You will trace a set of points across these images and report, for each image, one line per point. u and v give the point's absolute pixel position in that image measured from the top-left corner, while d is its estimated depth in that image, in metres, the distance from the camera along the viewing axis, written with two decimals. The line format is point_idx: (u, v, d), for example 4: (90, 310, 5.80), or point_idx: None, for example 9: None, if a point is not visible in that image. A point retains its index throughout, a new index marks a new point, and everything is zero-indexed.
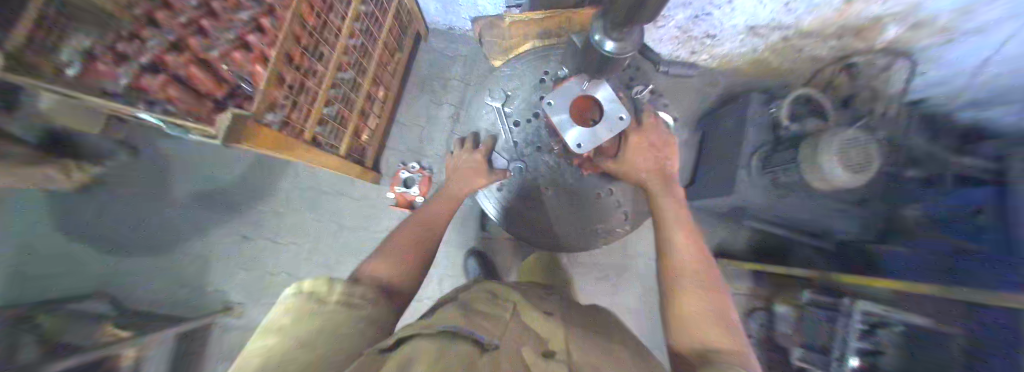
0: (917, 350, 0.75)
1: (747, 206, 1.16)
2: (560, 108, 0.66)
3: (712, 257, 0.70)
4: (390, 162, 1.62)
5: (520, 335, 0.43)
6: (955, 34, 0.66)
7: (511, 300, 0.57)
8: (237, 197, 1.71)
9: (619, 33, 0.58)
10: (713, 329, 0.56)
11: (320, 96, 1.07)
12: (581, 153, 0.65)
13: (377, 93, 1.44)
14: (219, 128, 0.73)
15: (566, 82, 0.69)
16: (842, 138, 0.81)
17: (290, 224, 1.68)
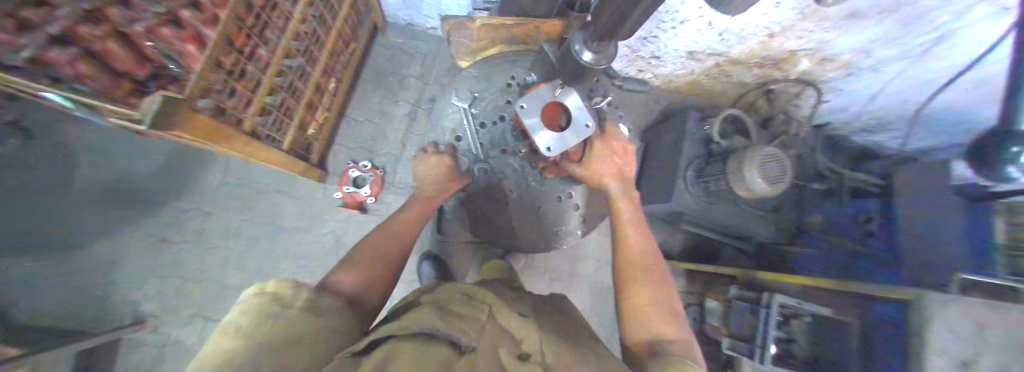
0: (825, 334, 0.87)
1: (683, 211, 1.29)
2: (532, 113, 0.70)
3: (661, 255, 0.77)
4: (339, 159, 1.48)
5: (496, 334, 0.44)
6: (853, 69, 0.96)
7: (485, 301, 0.56)
8: (150, 195, 1.47)
9: (599, 43, 0.59)
10: (661, 323, 0.64)
11: (262, 84, 0.97)
12: (550, 156, 0.70)
13: (327, 84, 1.31)
14: (143, 113, 0.61)
15: (538, 88, 0.73)
16: (763, 154, 0.98)
17: (217, 227, 1.45)
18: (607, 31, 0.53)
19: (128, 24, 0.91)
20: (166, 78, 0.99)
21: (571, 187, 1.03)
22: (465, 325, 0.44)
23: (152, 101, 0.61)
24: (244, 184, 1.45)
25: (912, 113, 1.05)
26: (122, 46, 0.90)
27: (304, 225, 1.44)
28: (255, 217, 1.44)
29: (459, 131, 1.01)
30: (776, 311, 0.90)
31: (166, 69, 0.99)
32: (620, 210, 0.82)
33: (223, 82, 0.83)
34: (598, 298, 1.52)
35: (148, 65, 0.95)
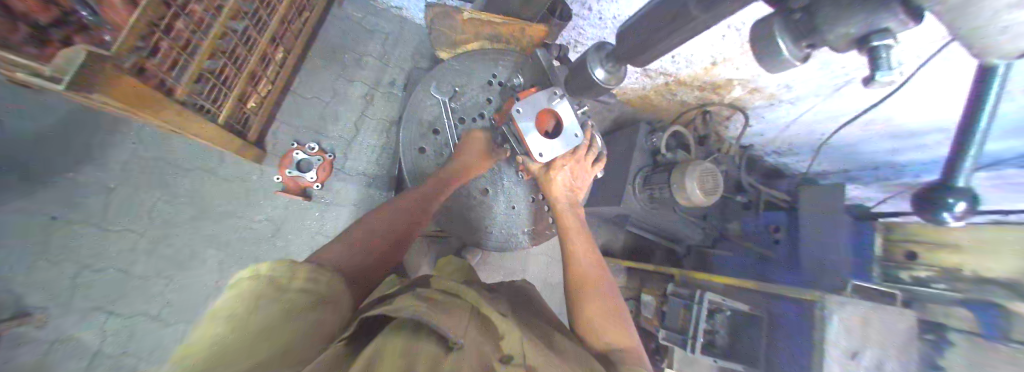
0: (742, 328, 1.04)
1: (629, 213, 1.40)
2: (528, 118, 0.75)
3: (603, 261, 0.83)
4: (279, 138, 1.30)
5: (478, 333, 0.47)
6: (774, 101, 1.15)
7: (467, 298, 0.58)
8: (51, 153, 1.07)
9: (614, 64, 0.68)
10: (611, 325, 0.70)
11: (201, 47, 0.81)
12: (542, 162, 0.76)
13: (273, 55, 1.16)
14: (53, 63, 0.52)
15: (535, 93, 0.78)
16: (702, 168, 1.13)
17: (85, 206, 1.10)
18: (630, 52, 0.61)
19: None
20: (76, 26, 0.73)
21: (535, 193, 1.03)
22: (442, 316, 0.46)
23: (76, 52, 0.56)
24: (149, 156, 1.18)
25: (816, 143, 1.31)
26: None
27: (232, 210, 1.24)
28: (164, 198, 1.19)
29: (436, 124, 0.95)
30: (705, 306, 1.04)
31: (75, 16, 0.73)
32: (565, 222, 0.85)
33: (150, 39, 0.71)
34: (550, 292, 1.60)
35: (54, 9, 0.69)
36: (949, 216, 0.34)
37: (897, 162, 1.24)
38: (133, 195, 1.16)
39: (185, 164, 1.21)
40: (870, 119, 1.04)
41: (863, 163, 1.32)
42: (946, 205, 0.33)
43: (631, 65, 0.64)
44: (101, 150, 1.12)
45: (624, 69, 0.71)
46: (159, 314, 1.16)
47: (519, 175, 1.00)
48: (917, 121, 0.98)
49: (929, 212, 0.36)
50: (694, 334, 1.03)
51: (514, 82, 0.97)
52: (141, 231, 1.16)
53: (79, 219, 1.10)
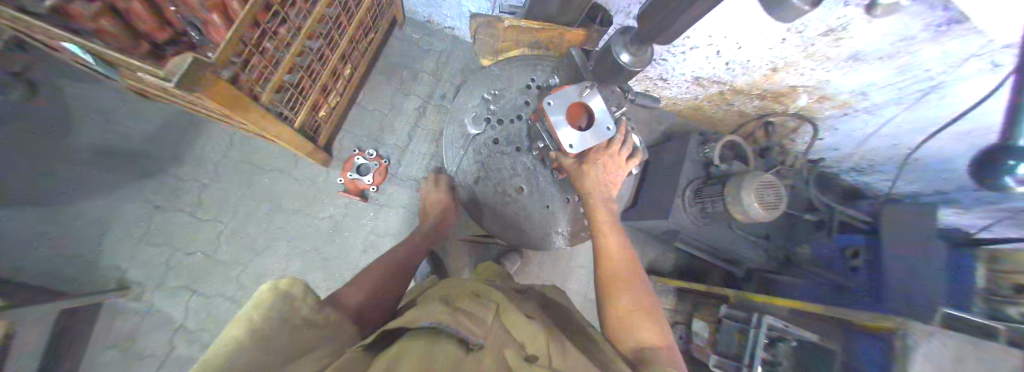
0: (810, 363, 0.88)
1: (677, 230, 1.30)
2: (558, 111, 0.70)
3: (637, 258, 0.79)
4: (345, 144, 1.48)
5: (499, 334, 0.49)
6: (851, 109, 1.01)
7: (493, 300, 0.61)
8: (158, 155, 1.37)
9: (640, 46, 0.61)
10: (644, 326, 0.65)
11: (282, 63, 0.96)
12: (573, 153, 0.71)
13: (344, 72, 1.33)
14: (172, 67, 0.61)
15: (566, 86, 0.73)
16: (761, 180, 1.01)
17: (208, 196, 1.39)
18: (652, 30, 0.54)
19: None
20: (185, 45, 0.93)
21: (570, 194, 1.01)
22: (470, 322, 0.50)
23: (185, 58, 0.61)
24: (248, 157, 1.42)
25: (903, 158, 1.10)
26: (146, 5, 0.82)
27: (304, 206, 1.43)
28: (253, 193, 1.41)
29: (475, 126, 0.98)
30: (764, 333, 0.90)
31: (186, 37, 0.93)
32: (596, 217, 0.83)
33: (244, 56, 0.83)
34: (587, 308, 1.54)
35: (169, 31, 0.89)
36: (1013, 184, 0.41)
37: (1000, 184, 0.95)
38: (233, 188, 1.41)
39: (271, 165, 1.43)
40: (971, 130, 0.84)
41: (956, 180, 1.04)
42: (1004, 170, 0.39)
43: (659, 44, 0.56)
44: (215, 150, 1.41)
45: (651, 51, 0.64)
46: (240, 292, 1.36)
47: (554, 174, 0.97)
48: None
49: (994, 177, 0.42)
50: (751, 364, 0.89)
51: (551, 84, 0.99)
52: (234, 218, 1.40)
53: (203, 206, 1.39)
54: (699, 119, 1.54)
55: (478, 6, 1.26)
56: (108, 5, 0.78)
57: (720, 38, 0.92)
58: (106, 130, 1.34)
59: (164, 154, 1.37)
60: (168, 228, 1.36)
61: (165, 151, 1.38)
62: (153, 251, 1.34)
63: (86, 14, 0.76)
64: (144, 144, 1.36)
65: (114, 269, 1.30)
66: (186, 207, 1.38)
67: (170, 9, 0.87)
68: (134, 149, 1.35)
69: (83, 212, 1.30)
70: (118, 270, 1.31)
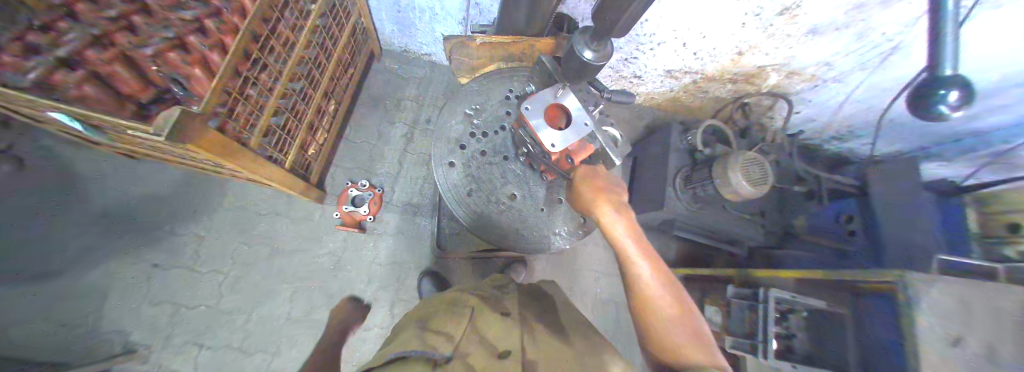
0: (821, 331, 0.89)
1: (675, 218, 1.33)
2: (537, 115, 0.71)
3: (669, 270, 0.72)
4: (337, 179, 1.48)
5: (476, 340, 0.54)
6: (817, 81, 1.07)
7: (468, 306, 0.63)
8: (147, 215, 1.34)
9: (599, 42, 0.64)
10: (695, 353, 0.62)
11: (268, 106, 0.95)
12: (556, 153, 0.69)
13: (327, 107, 1.34)
14: (158, 120, 0.58)
15: (540, 92, 0.75)
16: (744, 158, 1.04)
17: (201, 251, 1.36)
18: (608, 28, 0.58)
19: (136, 48, 0.82)
20: (170, 101, 0.86)
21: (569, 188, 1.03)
22: (441, 340, 0.52)
23: (171, 111, 0.59)
24: (238, 204, 1.41)
25: (874, 120, 1.15)
26: (130, 69, 0.81)
27: (302, 246, 1.41)
28: (248, 240, 1.39)
29: (460, 140, 0.98)
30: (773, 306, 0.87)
31: (169, 93, 0.85)
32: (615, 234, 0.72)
33: (229, 105, 0.80)
34: (602, 310, 1.52)
35: (152, 90, 0.83)
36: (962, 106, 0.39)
37: (975, 128, 0.97)
38: (226, 237, 1.38)
39: (263, 210, 1.42)
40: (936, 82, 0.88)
41: (932, 132, 1.07)
42: (940, 97, 0.34)
43: (615, 37, 0.60)
44: (203, 201, 1.39)
45: (611, 46, 0.67)
46: (243, 344, 1.31)
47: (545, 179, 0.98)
48: (983, 76, 0.81)
49: (929, 108, 0.37)
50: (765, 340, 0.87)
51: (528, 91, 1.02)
52: (228, 270, 1.36)
53: (198, 260, 1.35)
54: (679, 110, 1.60)
55: (451, 30, 1.31)
56: (91, 72, 0.77)
57: (682, 29, 0.97)
58: (91, 196, 1.32)
59: (153, 214, 1.35)
60: (161, 288, 1.31)
61: (154, 209, 1.35)
62: (146, 314, 1.28)
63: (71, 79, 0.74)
64: (132, 206, 1.34)
65: (104, 339, 1.23)
66: (179, 263, 1.34)
67: (151, 69, 0.83)
68: (124, 212, 1.33)
69: (72, 281, 1.25)
70: (108, 340, 1.23)
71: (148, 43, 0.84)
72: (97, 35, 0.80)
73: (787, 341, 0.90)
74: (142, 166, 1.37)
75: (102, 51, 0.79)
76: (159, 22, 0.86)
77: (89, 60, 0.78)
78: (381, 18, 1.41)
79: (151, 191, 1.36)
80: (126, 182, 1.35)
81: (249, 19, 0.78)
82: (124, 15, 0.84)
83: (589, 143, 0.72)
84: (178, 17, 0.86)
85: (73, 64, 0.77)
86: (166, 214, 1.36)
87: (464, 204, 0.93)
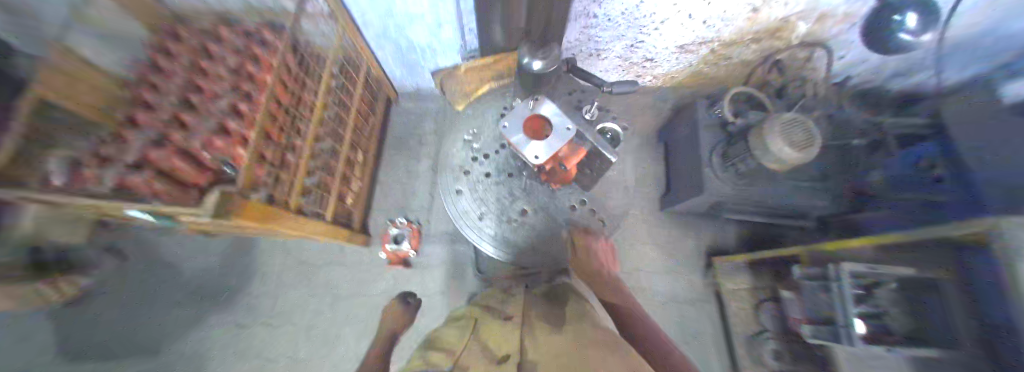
0: (919, 303, 0.72)
1: (721, 200, 1.22)
2: (516, 131, 0.70)
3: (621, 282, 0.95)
4: (378, 221, 1.59)
5: (478, 354, 0.56)
6: (854, 18, 0.96)
7: (480, 325, 0.70)
8: (228, 283, 1.55)
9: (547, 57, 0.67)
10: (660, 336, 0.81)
11: (301, 168, 1.06)
12: (541, 164, 0.67)
13: (356, 159, 1.46)
14: (206, 204, 0.69)
15: (515, 107, 0.75)
16: (782, 123, 0.90)
17: (276, 307, 1.52)
18: None
19: (184, 137, 0.79)
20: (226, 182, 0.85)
21: (582, 193, 0.97)
22: (444, 358, 0.56)
23: (213, 197, 0.70)
24: (297, 259, 1.56)
25: (942, 43, 0.97)
26: (186, 160, 0.76)
27: (357, 289, 1.52)
28: (311, 291, 1.53)
29: (463, 167, 1.01)
30: (847, 281, 0.76)
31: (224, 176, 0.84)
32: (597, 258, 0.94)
33: (270, 173, 0.91)
34: (661, 313, 1.42)
35: (208, 173, 0.80)
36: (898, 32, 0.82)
37: None
38: (292, 291, 1.53)
39: (320, 260, 1.56)
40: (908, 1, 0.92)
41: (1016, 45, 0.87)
42: (899, 24, 0.82)
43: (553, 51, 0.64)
44: (267, 262, 1.57)
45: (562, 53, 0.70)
46: None
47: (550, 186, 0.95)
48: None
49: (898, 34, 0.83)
50: (847, 323, 0.76)
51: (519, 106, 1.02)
52: (296, 321, 1.49)
53: (273, 316, 1.51)
54: (702, 82, 1.50)
55: (448, 58, 1.37)
56: (155, 170, 0.73)
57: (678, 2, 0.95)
58: (182, 275, 1.55)
59: (233, 281, 1.55)
60: (247, 345, 1.48)
61: (233, 277, 1.55)
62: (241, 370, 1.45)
63: (138, 183, 0.71)
64: (214, 277, 1.55)
65: None
66: (258, 321, 1.50)
67: (205, 155, 0.80)
68: (211, 284, 1.54)
69: (184, 349, 1.47)
70: None
71: (190, 129, 0.81)
72: (126, 126, 0.76)
73: (878, 321, 0.76)
74: (215, 241, 1.58)
75: (145, 142, 0.75)
76: (197, 106, 0.84)
77: (129, 153, 0.73)
78: (389, 65, 1.53)
79: (226, 261, 1.57)
80: (208, 256, 1.57)
81: (265, 97, 0.88)
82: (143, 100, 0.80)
83: (579, 145, 0.73)
84: (215, 99, 0.86)
85: (113, 157, 0.72)
86: (241, 279, 1.55)
87: (480, 229, 0.95)
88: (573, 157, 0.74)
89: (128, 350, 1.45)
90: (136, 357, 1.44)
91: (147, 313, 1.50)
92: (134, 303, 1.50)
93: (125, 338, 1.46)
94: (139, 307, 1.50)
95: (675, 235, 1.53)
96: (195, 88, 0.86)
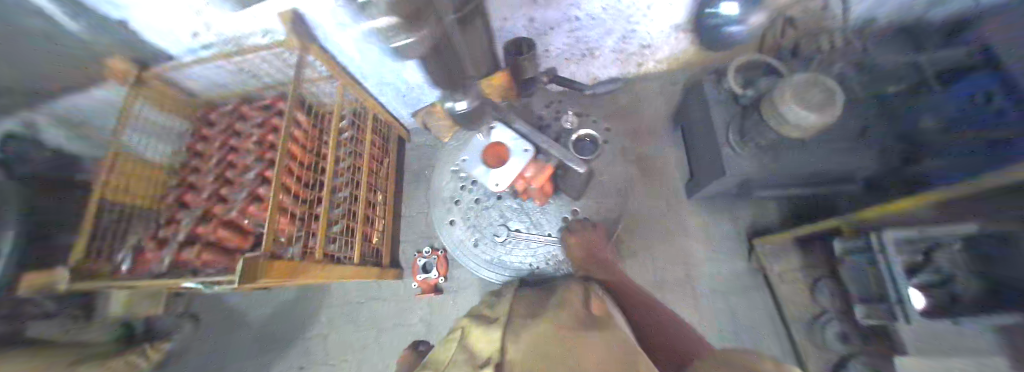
0: (1000, 267, 0.70)
1: (751, 179, 1.14)
2: (478, 160, 1.08)
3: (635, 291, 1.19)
4: (408, 253, 1.67)
5: (463, 361, 0.63)
6: None
7: (494, 335, 0.68)
8: (280, 332, 1.67)
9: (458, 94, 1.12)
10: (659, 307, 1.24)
11: (322, 217, 1.14)
12: (501, 188, 1.05)
13: (376, 199, 1.55)
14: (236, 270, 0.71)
15: (475, 138, 1.11)
16: (793, 84, 0.82)
17: (328, 346, 1.61)
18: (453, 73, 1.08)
19: (228, 212, 1.07)
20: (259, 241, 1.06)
21: (572, 205, 1.37)
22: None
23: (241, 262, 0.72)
24: (340, 299, 1.66)
25: None
26: (228, 228, 1.03)
27: (397, 321, 1.58)
28: (354, 328, 1.61)
29: (456, 196, 1.42)
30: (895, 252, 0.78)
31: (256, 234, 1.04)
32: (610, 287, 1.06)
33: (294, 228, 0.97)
34: (703, 305, 1.34)
35: (248, 236, 1.03)
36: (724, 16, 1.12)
37: None
38: (338, 331, 1.62)
39: (360, 298, 1.65)
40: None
41: None
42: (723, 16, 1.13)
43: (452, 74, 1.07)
44: (313, 306, 1.67)
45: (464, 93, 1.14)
46: None
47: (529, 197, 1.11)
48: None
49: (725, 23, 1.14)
50: (902, 299, 0.77)
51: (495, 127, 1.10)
52: (346, 359, 1.57)
53: (326, 356, 1.60)
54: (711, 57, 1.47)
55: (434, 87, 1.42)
56: (205, 242, 1.01)
57: None
58: (241, 329, 1.69)
59: (284, 329, 1.66)
60: None
61: (284, 325, 1.67)
62: None
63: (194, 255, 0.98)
64: (270, 327, 1.68)
65: None
66: (312, 363, 1.60)
67: (245, 222, 1.06)
68: (267, 335, 1.67)
69: None
70: None
71: (232, 205, 1.09)
72: (202, 212, 1.08)
73: (944, 289, 0.77)
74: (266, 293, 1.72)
75: (208, 224, 1.04)
76: (236, 186, 1.12)
77: (202, 233, 1.03)
78: (395, 106, 1.63)
79: (275, 310, 1.69)
80: (263, 307, 1.71)
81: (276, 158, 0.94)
82: (214, 193, 1.12)
83: (544, 165, 1.07)
84: (246, 179, 1.12)
85: (192, 239, 1.03)
86: (291, 326, 1.66)
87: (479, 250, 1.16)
88: (533, 172, 1.08)
89: None
90: None
91: (217, 366, 1.65)
92: (204, 358, 1.66)
93: None
94: (208, 363, 1.66)
95: (706, 220, 1.45)
96: (239, 171, 1.15)
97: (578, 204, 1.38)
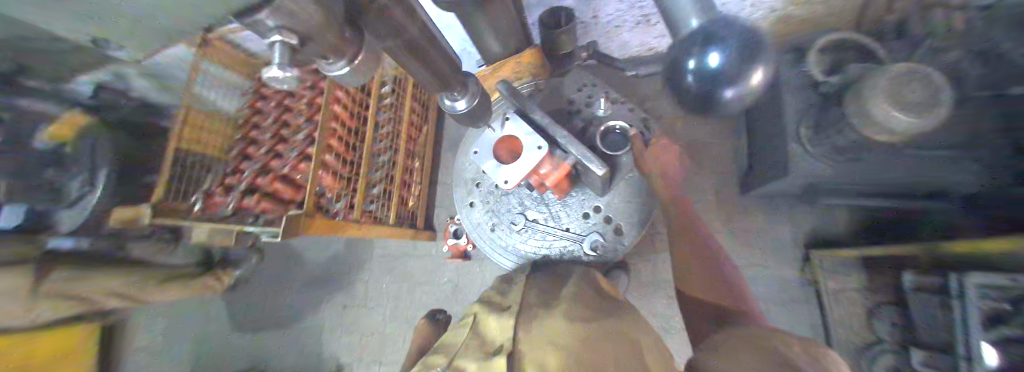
0: None
1: (819, 181, 0.99)
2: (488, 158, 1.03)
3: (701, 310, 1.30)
4: (441, 218, 1.76)
5: (473, 345, 0.66)
6: None
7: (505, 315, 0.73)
8: (331, 274, 1.93)
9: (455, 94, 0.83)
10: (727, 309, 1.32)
11: (360, 180, 1.27)
12: (509, 186, 0.97)
13: (414, 165, 1.64)
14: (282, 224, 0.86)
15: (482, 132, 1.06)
16: (891, 77, 0.63)
17: (369, 292, 1.83)
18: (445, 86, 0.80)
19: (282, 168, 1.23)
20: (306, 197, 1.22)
21: (596, 200, 1.21)
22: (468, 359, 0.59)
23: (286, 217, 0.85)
24: (381, 252, 1.85)
25: None
26: (282, 181, 1.21)
27: (428, 278, 1.73)
28: (391, 279, 1.80)
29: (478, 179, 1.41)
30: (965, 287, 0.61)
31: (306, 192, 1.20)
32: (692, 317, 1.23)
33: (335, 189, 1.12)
34: None
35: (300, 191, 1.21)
36: (692, 75, 0.76)
37: None
38: (379, 280, 1.83)
39: (398, 253, 1.81)
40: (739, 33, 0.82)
41: None
42: None
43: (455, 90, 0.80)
44: (358, 255, 1.89)
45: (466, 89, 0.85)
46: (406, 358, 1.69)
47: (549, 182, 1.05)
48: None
49: None
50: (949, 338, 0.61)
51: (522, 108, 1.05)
52: (385, 305, 1.79)
53: (368, 299, 1.83)
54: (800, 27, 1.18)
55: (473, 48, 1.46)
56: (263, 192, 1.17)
57: None
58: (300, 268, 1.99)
59: (335, 272, 1.92)
60: (351, 322, 1.84)
61: (335, 268, 1.93)
62: (356, 339, 1.81)
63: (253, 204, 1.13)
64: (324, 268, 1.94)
65: (344, 353, 1.81)
66: (357, 303, 1.85)
67: (297, 177, 1.21)
68: (321, 275, 1.94)
69: (312, 322, 1.91)
70: (348, 353, 1.80)
71: (286, 162, 1.25)
72: (261, 166, 1.24)
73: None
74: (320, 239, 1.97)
75: (266, 177, 1.20)
76: (291, 145, 1.28)
77: (260, 185, 1.18)
78: None
79: (328, 254, 1.95)
80: (318, 250, 1.97)
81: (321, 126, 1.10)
82: (272, 148, 1.29)
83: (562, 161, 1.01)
84: (299, 139, 1.27)
85: (252, 189, 1.18)
86: (340, 269, 1.91)
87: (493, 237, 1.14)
88: (547, 168, 1.01)
89: (277, 322, 1.97)
90: (282, 326, 1.96)
91: (285, 293, 1.98)
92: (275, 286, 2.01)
93: (274, 312, 1.98)
94: (279, 290, 2.00)
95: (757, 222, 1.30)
96: (293, 132, 1.31)
97: (602, 199, 1.21)
